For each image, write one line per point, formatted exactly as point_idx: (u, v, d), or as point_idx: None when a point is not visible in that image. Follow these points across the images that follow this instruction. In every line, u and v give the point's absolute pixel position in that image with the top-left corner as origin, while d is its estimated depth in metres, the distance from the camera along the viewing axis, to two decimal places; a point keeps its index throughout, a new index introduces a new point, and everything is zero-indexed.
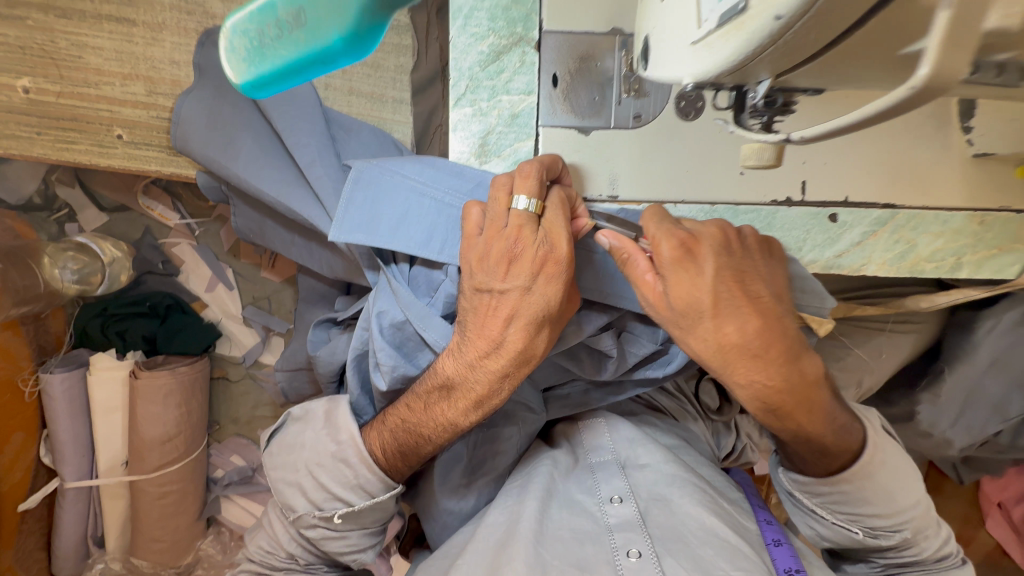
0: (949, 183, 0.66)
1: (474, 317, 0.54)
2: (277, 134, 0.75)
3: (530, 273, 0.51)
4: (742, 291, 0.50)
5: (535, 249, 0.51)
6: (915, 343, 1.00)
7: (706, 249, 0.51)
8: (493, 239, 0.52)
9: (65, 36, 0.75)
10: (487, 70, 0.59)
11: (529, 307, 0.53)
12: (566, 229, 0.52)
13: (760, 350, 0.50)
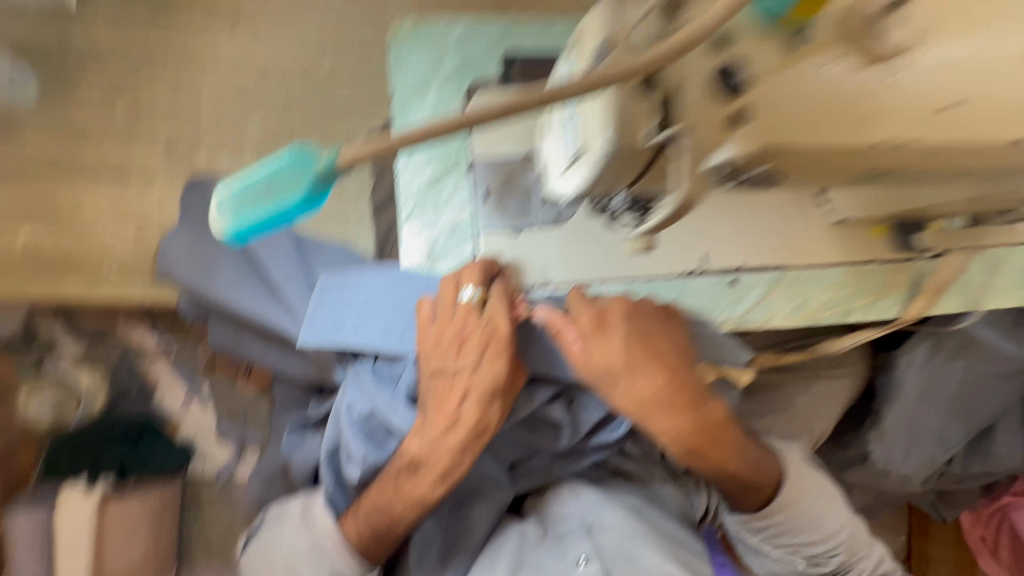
0: (823, 245, 0.80)
1: (435, 395, 0.63)
2: (249, 255, 0.83)
3: (477, 352, 0.61)
4: (650, 351, 0.62)
5: (481, 331, 0.62)
6: (849, 386, 1.11)
7: (617, 319, 0.63)
8: (445, 328, 0.62)
9: (66, 194, 0.86)
10: (429, 192, 0.72)
11: (480, 381, 0.62)
12: (506, 313, 0.62)
13: (668, 400, 0.62)
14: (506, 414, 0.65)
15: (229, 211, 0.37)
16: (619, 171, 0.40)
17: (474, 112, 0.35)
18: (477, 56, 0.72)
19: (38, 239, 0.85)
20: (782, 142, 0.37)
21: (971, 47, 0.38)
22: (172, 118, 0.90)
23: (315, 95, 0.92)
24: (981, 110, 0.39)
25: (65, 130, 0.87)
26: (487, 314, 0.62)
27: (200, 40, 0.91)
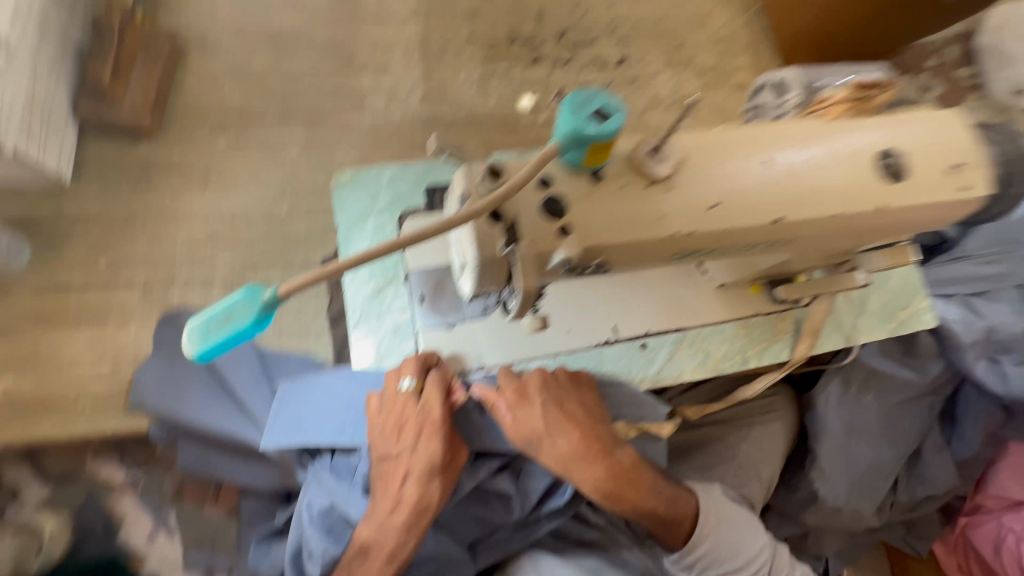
0: (714, 305, 0.94)
1: (383, 477, 0.75)
2: (218, 375, 0.94)
3: (413, 435, 0.73)
4: (565, 414, 0.77)
5: (416, 417, 0.74)
6: (783, 428, 1.20)
7: (534, 390, 0.77)
8: (388, 416, 0.75)
9: (47, 341, 0.96)
10: (373, 302, 0.86)
11: (417, 461, 0.73)
12: (439, 399, 0.74)
13: (585, 453, 0.77)
14: (446, 491, 0.75)
15: (198, 337, 0.48)
16: (494, 276, 0.53)
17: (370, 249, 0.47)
18: (406, 190, 0.90)
19: (15, 387, 0.93)
20: (599, 241, 0.53)
21: (724, 167, 0.57)
22: (148, 264, 1.02)
23: (276, 230, 1.08)
24: (741, 206, 0.57)
25: (51, 285, 0.98)
26: (421, 401, 0.74)
27: (172, 195, 1.06)
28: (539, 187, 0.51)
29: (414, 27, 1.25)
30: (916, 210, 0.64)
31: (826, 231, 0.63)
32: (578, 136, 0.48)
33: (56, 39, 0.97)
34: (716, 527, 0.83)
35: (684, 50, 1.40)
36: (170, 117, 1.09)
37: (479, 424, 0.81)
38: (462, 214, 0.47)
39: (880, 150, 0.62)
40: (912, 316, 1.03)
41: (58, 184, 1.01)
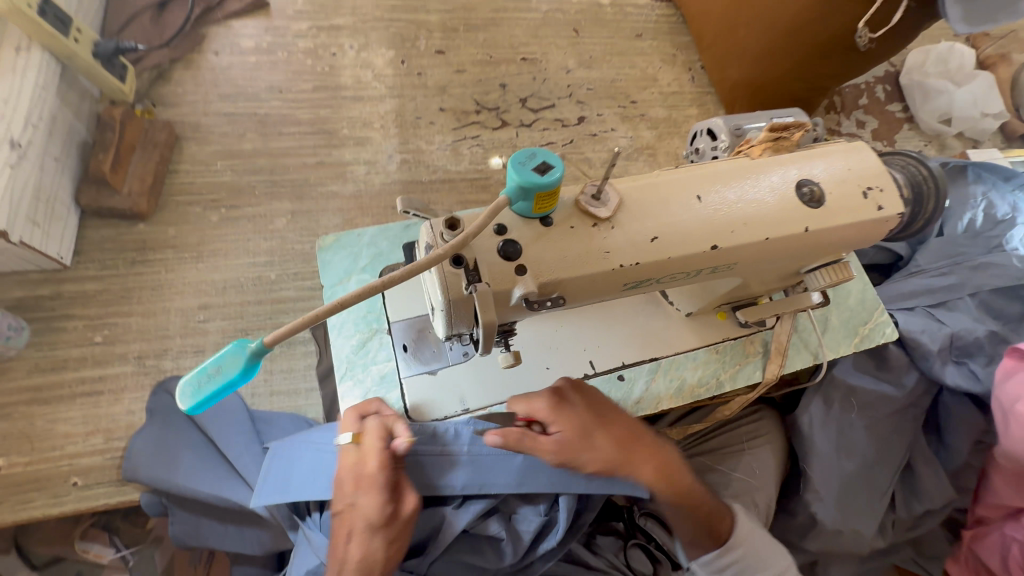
0: (685, 333, 0.99)
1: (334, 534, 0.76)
2: (210, 440, 0.97)
3: (353, 488, 0.75)
4: (600, 414, 0.84)
5: (356, 469, 0.76)
6: (773, 451, 1.22)
7: (566, 397, 0.84)
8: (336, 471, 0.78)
9: (42, 417, 0.98)
10: (359, 354, 0.90)
11: (358, 515, 0.74)
12: (374, 449, 0.75)
13: (630, 444, 0.84)
14: (391, 548, 0.74)
15: (189, 392, 0.52)
16: (462, 314, 0.58)
17: (343, 298, 0.51)
18: (386, 248, 0.97)
19: (9, 467, 0.94)
20: (554, 277, 0.59)
21: (661, 204, 0.64)
22: (143, 335, 1.06)
23: (266, 295, 1.14)
24: (681, 235, 0.64)
25: (49, 363, 1.01)
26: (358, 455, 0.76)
27: (166, 269, 1.12)
28: (496, 233, 0.58)
29: (390, 103, 1.38)
30: (841, 229, 0.71)
31: (764, 254, 0.70)
32: (523, 188, 0.55)
33: (63, 136, 1.06)
34: (755, 535, 0.91)
35: (638, 106, 1.54)
36: (166, 198, 1.17)
37: (444, 462, 0.84)
38: (431, 258, 0.52)
39: (799, 180, 0.70)
40: (874, 330, 1.08)
41: (60, 267, 1.07)
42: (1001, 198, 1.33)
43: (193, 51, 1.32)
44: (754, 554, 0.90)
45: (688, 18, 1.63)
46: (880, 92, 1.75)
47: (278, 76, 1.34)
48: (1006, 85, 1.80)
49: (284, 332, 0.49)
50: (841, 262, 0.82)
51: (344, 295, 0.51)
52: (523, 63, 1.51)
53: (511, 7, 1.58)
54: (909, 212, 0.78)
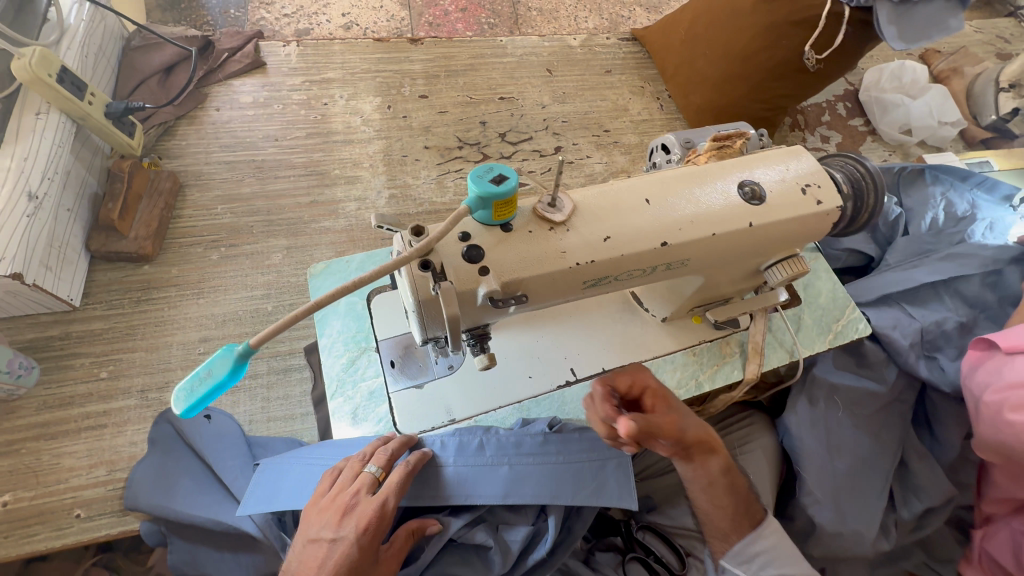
0: (662, 337, 1.04)
1: (303, 565, 0.76)
2: (208, 465, 1.02)
3: (355, 524, 0.76)
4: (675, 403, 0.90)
5: (367, 505, 0.78)
6: (764, 455, 1.23)
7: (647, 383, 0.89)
8: (336, 501, 0.79)
9: (48, 452, 1.02)
10: (348, 372, 0.95)
11: (346, 561, 0.74)
12: (395, 490, 0.80)
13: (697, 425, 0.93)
14: None
15: (182, 397, 0.57)
16: (434, 313, 0.63)
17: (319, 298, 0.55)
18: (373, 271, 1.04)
19: (15, 502, 0.97)
20: (515, 276, 0.65)
21: (615, 208, 0.71)
22: (146, 369, 1.11)
23: (263, 326, 1.20)
24: (634, 235, 0.70)
25: (56, 400, 1.06)
26: (379, 502, 0.78)
27: (169, 305, 1.18)
28: (460, 239, 0.64)
29: (377, 144, 1.49)
30: (785, 223, 0.77)
31: (715, 251, 0.76)
32: (482, 198, 0.62)
33: (76, 189, 1.16)
34: (782, 538, 0.99)
35: (610, 135, 1.64)
36: (170, 240, 1.25)
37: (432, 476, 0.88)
38: (399, 259, 0.58)
39: (741, 181, 0.77)
40: (847, 326, 1.12)
41: (69, 307, 1.13)
42: (959, 197, 1.40)
43: (197, 108, 1.44)
44: (784, 552, 0.98)
45: (652, 53, 1.76)
46: (842, 108, 1.85)
47: (274, 126, 1.45)
48: (960, 96, 1.91)
49: (264, 334, 0.54)
50: (796, 256, 0.85)
51: (319, 296, 0.55)
52: (501, 102, 1.63)
53: (488, 54, 1.72)
54: (851, 207, 0.84)
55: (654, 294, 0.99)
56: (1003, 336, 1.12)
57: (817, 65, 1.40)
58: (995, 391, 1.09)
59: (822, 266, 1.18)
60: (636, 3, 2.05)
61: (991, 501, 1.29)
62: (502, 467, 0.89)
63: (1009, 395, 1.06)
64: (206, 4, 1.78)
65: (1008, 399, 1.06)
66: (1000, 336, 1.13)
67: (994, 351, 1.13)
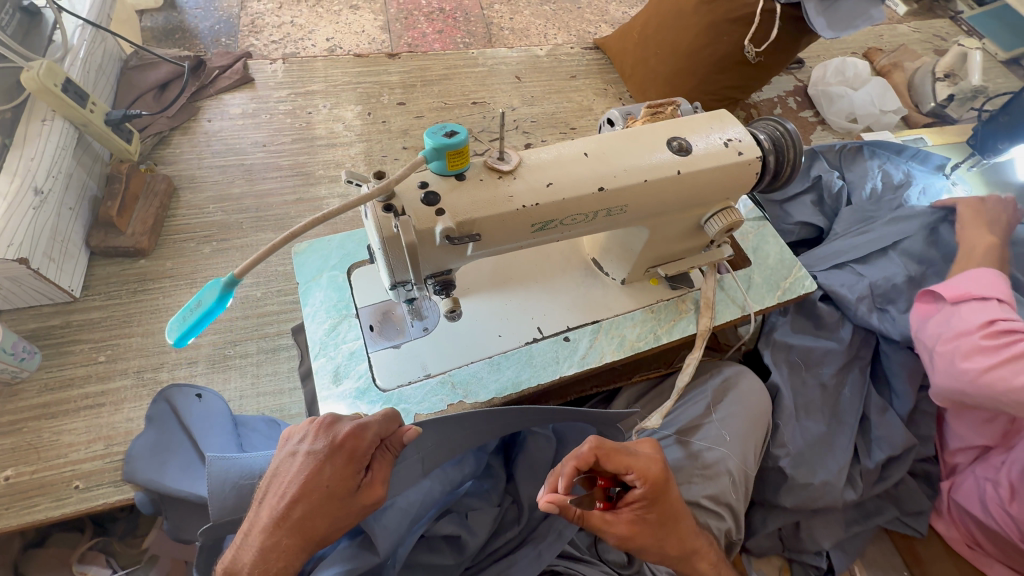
0: (622, 297, 1.13)
1: (276, 478, 0.81)
2: (191, 440, 1.08)
3: (326, 442, 0.81)
4: (651, 520, 0.86)
5: (342, 431, 0.82)
6: (760, 387, 1.22)
7: (642, 482, 0.85)
8: (318, 420, 0.84)
9: (48, 431, 1.08)
10: (330, 336, 1.02)
11: (319, 477, 0.78)
12: (376, 426, 0.82)
13: (652, 540, 0.86)
14: (310, 516, 0.77)
15: (176, 326, 0.65)
16: (396, 251, 0.72)
17: (293, 228, 0.67)
18: (353, 248, 1.13)
19: (17, 476, 1.03)
20: (468, 217, 0.75)
21: (557, 161, 0.80)
22: (142, 352, 1.18)
23: (252, 310, 1.27)
24: (573, 181, 0.79)
25: (57, 382, 1.13)
26: (355, 424, 0.81)
27: (164, 294, 1.26)
28: (419, 187, 0.74)
29: (359, 146, 1.60)
30: (709, 171, 0.87)
31: (649, 197, 0.85)
32: (436, 149, 0.71)
33: (77, 191, 1.25)
34: None
35: (577, 132, 1.75)
36: (164, 237, 1.34)
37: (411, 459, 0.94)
38: (363, 197, 0.67)
39: (669, 137, 0.87)
40: (794, 283, 1.20)
41: (70, 298, 1.21)
42: (895, 168, 1.55)
43: (190, 120, 1.55)
44: None
45: (612, 58, 1.88)
46: (792, 102, 1.98)
47: (262, 134, 1.56)
48: (902, 88, 2.05)
49: (242, 265, 0.64)
50: (730, 208, 0.95)
51: (294, 226, 0.66)
52: (474, 106, 1.76)
53: (461, 65, 1.86)
54: (773, 160, 0.92)
55: (611, 256, 1.09)
56: (948, 288, 1.18)
57: (757, 57, 1.55)
58: (946, 341, 1.13)
59: (769, 232, 1.26)
60: (600, 20, 2.22)
61: (955, 452, 1.35)
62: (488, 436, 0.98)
63: (956, 342, 1.11)
64: (200, 34, 1.93)
65: (960, 345, 1.10)
66: (946, 289, 1.18)
67: (941, 305, 1.19)
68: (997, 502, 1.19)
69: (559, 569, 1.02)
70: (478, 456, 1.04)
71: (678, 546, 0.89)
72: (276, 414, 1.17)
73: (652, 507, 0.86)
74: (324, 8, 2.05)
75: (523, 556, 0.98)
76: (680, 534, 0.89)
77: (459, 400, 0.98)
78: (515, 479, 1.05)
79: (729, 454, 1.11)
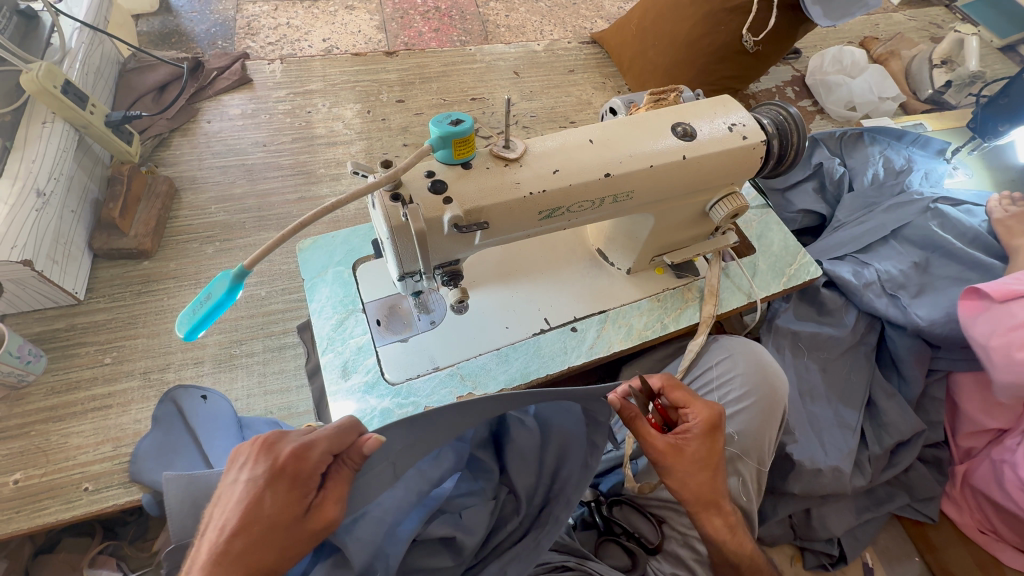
0: (628, 286, 1.12)
1: (216, 511, 0.67)
2: (195, 443, 1.06)
3: (264, 463, 0.67)
4: (695, 457, 0.87)
5: (285, 448, 0.69)
6: (770, 366, 1.17)
7: (698, 415, 0.89)
8: (257, 438, 0.71)
9: (56, 434, 1.07)
10: (337, 331, 1.02)
11: (260, 505, 0.65)
12: (326, 440, 0.69)
13: (691, 473, 0.87)
14: (250, 553, 0.63)
15: (188, 320, 0.65)
16: (403, 240, 0.72)
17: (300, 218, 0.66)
18: (358, 244, 1.13)
19: (26, 479, 1.02)
20: (476, 205, 0.75)
21: (564, 148, 0.80)
22: (147, 353, 1.18)
23: (258, 309, 1.27)
24: (580, 166, 0.79)
25: (64, 385, 1.12)
26: (300, 442, 0.68)
27: (169, 295, 1.26)
28: (426, 176, 0.74)
29: (359, 144, 1.60)
30: (715, 156, 0.87)
31: (654, 183, 0.85)
32: (442, 138, 0.71)
33: (79, 193, 1.25)
34: None
35: (576, 125, 1.74)
36: (167, 237, 1.34)
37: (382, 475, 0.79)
38: (370, 186, 0.67)
39: (674, 123, 0.87)
40: (799, 269, 1.20)
41: (74, 300, 1.21)
42: (896, 154, 1.55)
43: (190, 121, 1.55)
44: None
45: (610, 51, 1.89)
46: (790, 92, 1.99)
47: (262, 134, 1.56)
48: (899, 76, 2.05)
49: (249, 262, 0.64)
50: (735, 193, 0.96)
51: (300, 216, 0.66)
52: (473, 102, 1.76)
53: (459, 61, 1.86)
54: (777, 144, 0.92)
55: (616, 245, 1.09)
56: (996, 286, 1.15)
57: (755, 46, 1.56)
58: (999, 335, 1.12)
59: (772, 219, 1.26)
60: (596, 15, 2.22)
61: (966, 436, 1.34)
62: (467, 425, 0.82)
63: (1014, 335, 1.10)
64: (196, 38, 1.93)
65: (1012, 339, 1.10)
66: (989, 286, 1.16)
67: (986, 301, 1.17)
68: (1018, 484, 1.18)
69: (572, 565, 0.98)
70: (458, 449, 0.91)
71: (705, 492, 0.88)
72: (282, 413, 1.15)
73: (697, 443, 0.87)
74: (320, 8, 2.05)
75: (526, 550, 0.90)
76: (711, 487, 0.89)
77: (468, 392, 0.97)
78: (507, 470, 0.92)
79: (739, 454, 1.11)
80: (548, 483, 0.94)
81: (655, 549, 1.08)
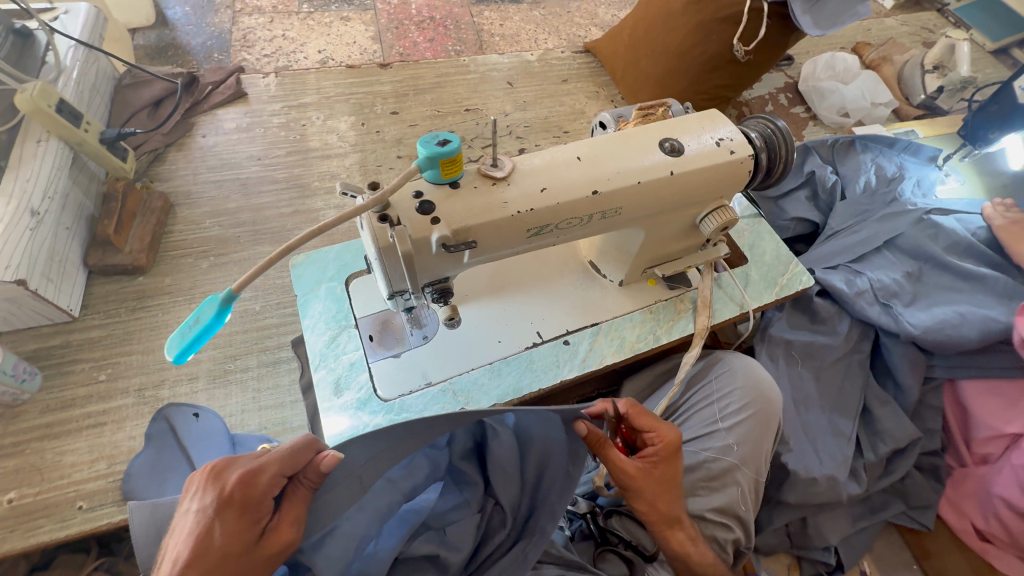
0: (621, 298, 1.13)
1: (168, 545, 0.68)
2: (189, 462, 1.06)
3: (214, 491, 0.68)
4: (659, 480, 0.89)
5: (236, 473, 0.70)
6: (759, 373, 1.17)
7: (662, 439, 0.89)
8: (207, 466, 0.72)
9: (51, 451, 1.07)
10: (329, 347, 1.02)
11: (211, 535, 0.66)
12: (278, 461, 0.72)
13: (654, 495, 0.89)
14: None
15: (177, 343, 0.65)
16: (391, 259, 0.73)
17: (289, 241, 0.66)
18: (350, 259, 1.13)
19: (20, 498, 1.02)
20: (464, 225, 0.75)
21: (551, 166, 0.81)
22: (141, 370, 1.18)
23: (252, 323, 1.28)
24: (567, 185, 0.80)
25: (59, 403, 1.13)
26: (249, 468, 0.70)
27: (163, 311, 1.26)
28: (414, 197, 0.74)
29: (353, 157, 1.60)
30: (702, 171, 0.87)
31: (642, 199, 0.86)
32: (430, 158, 0.71)
33: (74, 210, 1.26)
34: None
35: (570, 134, 1.75)
36: (162, 253, 1.34)
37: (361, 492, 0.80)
38: (357, 208, 0.67)
39: (662, 139, 0.87)
40: (792, 279, 1.20)
41: (69, 318, 1.21)
42: (889, 161, 1.56)
43: (186, 135, 1.56)
44: None
45: (603, 60, 1.90)
46: (783, 99, 2.00)
47: (256, 147, 1.57)
48: (892, 81, 2.06)
49: (236, 286, 0.64)
50: (725, 206, 0.96)
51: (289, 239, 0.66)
52: (467, 113, 1.77)
53: (453, 72, 1.87)
54: (766, 158, 0.92)
55: (607, 258, 1.09)
56: None
57: (746, 55, 1.57)
58: None
59: (765, 229, 1.27)
60: (590, 24, 2.23)
61: (983, 442, 1.29)
62: None
63: None
64: (192, 50, 1.95)
65: None
66: None
67: None
68: None
69: None
70: (431, 457, 0.91)
71: (667, 513, 0.91)
72: (277, 428, 1.16)
73: (660, 466, 0.89)
74: (316, 20, 2.06)
75: (514, 562, 0.89)
76: (673, 506, 0.91)
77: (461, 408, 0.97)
78: (490, 483, 0.92)
79: (738, 464, 1.10)
80: (531, 493, 0.93)
81: (653, 557, 1.09)
